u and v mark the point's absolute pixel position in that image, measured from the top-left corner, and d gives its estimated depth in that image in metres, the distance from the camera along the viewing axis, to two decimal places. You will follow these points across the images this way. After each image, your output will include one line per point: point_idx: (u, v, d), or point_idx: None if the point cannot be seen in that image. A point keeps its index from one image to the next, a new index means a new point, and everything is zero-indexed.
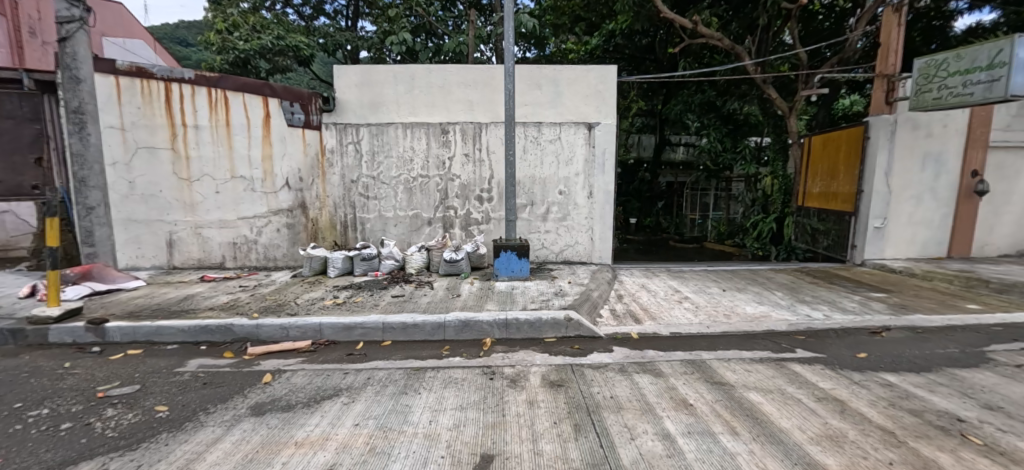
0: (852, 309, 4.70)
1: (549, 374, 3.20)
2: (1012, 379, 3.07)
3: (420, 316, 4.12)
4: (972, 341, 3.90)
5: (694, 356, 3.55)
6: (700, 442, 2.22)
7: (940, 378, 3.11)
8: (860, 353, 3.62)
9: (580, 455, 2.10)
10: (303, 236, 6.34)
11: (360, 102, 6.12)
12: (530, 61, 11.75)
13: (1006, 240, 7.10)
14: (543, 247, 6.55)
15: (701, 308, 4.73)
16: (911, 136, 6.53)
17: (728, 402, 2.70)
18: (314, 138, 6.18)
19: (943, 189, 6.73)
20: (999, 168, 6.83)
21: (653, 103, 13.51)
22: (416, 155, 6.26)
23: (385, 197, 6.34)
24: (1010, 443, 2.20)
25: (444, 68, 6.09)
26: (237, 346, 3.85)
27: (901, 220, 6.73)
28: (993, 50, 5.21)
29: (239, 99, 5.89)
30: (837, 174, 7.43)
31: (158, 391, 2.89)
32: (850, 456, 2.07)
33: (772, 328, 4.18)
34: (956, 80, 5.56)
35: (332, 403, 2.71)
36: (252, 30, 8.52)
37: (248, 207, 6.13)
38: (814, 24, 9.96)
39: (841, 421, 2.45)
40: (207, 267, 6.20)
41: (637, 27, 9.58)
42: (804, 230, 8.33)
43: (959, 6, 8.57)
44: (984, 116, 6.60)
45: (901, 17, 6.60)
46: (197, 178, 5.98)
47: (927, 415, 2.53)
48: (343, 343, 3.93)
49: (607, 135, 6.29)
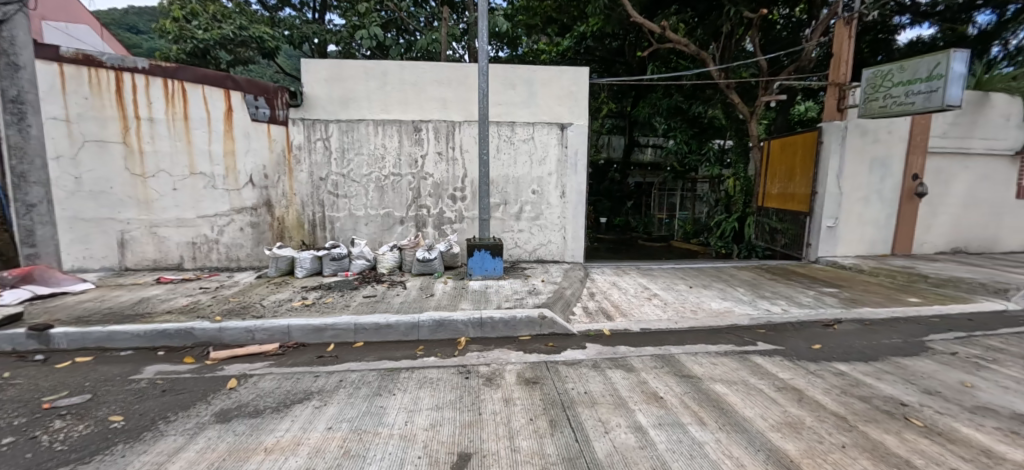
0: (807, 304, 4.99)
1: (524, 371, 3.24)
2: (947, 366, 3.37)
3: (393, 316, 4.06)
4: (914, 332, 4.24)
5: (664, 350, 3.68)
6: (671, 433, 2.32)
7: (886, 366, 3.38)
8: (815, 344, 3.86)
9: (557, 449, 2.16)
10: (268, 236, 6.08)
11: (331, 98, 5.94)
12: (503, 60, 11.86)
13: (942, 238, 7.71)
14: (516, 246, 6.59)
15: (670, 304, 4.90)
16: (861, 141, 7.00)
17: (696, 394, 2.82)
18: (281, 134, 5.93)
19: (888, 191, 7.25)
20: (936, 172, 7.41)
21: (623, 106, 13.93)
22: (388, 153, 6.14)
23: (356, 195, 6.19)
24: (947, 425, 2.43)
25: (418, 65, 6.01)
26: (199, 350, 3.67)
27: (851, 220, 7.22)
28: (933, 62, 5.67)
29: (198, 90, 5.59)
30: (794, 176, 7.85)
31: (113, 400, 2.71)
32: (808, 441, 2.22)
33: (736, 323, 4.38)
34: (900, 90, 6.02)
35: (303, 407, 2.63)
36: (211, 19, 8.11)
37: (209, 205, 5.84)
38: (773, 33, 10.49)
39: (800, 408, 2.61)
40: (163, 268, 5.86)
41: (609, 29, 9.70)
42: (764, 229, 8.75)
43: (901, 21, 9.28)
44: (924, 124, 7.15)
45: (851, 29, 7.07)
46: (153, 174, 5.65)
47: (875, 400, 2.75)
48: (314, 345, 3.83)
49: (580, 135, 6.40)
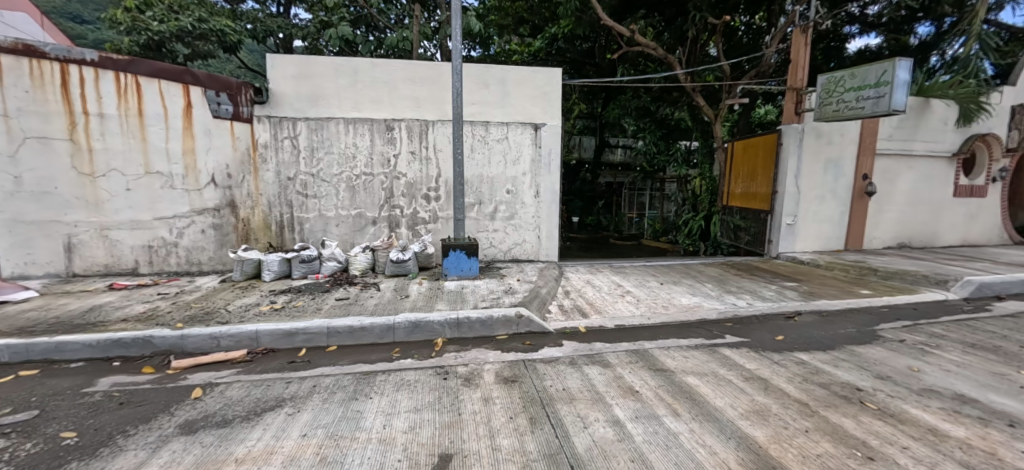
0: (769, 298, 5.25)
1: (502, 370, 3.25)
2: (896, 352, 3.63)
3: (367, 318, 3.98)
4: (866, 321, 4.55)
5: (638, 346, 3.78)
6: (648, 425, 2.39)
7: (842, 354, 3.60)
8: (778, 336, 4.07)
9: (538, 446, 2.18)
10: (232, 238, 5.81)
11: (299, 95, 5.75)
12: (475, 59, 11.82)
13: (889, 234, 8.28)
14: (491, 246, 6.58)
15: (642, 301, 5.04)
16: (817, 143, 7.42)
17: (670, 387, 2.92)
18: (245, 132, 5.68)
19: (841, 190, 7.72)
20: (884, 172, 7.95)
21: (594, 106, 14.18)
22: (359, 152, 6.00)
23: (326, 195, 6.01)
24: (898, 406, 2.62)
25: (389, 63, 5.89)
26: (159, 359, 3.47)
27: (809, 218, 7.64)
28: (880, 70, 6.06)
29: (154, 85, 5.29)
30: (756, 176, 8.23)
31: (63, 415, 2.52)
32: (775, 427, 2.35)
33: (705, 317, 4.55)
34: (852, 95, 6.43)
35: (275, 415, 2.54)
36: (167, 10, 7.67)
37: (167, 206, 5.53)
38: (735, 39, 10.94)
39: (766, 396, 2.75)
40: (116, 274, 5.50)
41: (580, 31, 9.86)
42: (729, 227, 9.12)
43: (851, 30, 9.93)
44: (873, 127, 7.65)
45: (807, 37, 7.48)
46: (103, 174, 5.28)
47: (834, 386, 2.92)
48: (284, 351, 3.69)
49: (553, 135, 6.46)
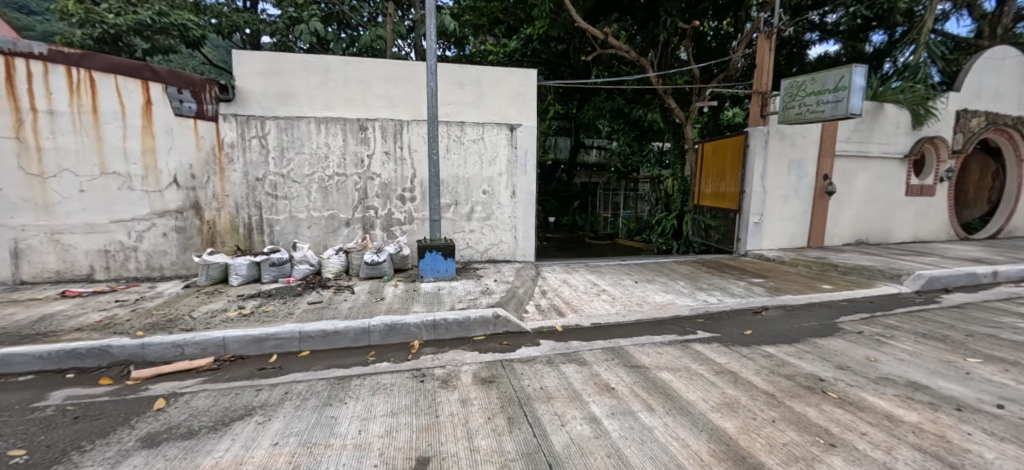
0: (738, 294, 5.45)
1: (480, 371, 3.25)
2: (854, 343, 3.85)
3: (341, 322, 3.90)
4: (827, 314, 4.79)
5: (613, 343, 3.86)
6: (624, 421, 2.44)
7: (806, 346, 3.79)
8: (746, 330, 4.23)
9: (516, 445, 2.20)
10: (197, 241, 5.58)
11: (267, 93, 5.57)
12: (450, 59, 11.73)
13: (847, 231, 8.74)
14: (468, 247, 6.57)
15: (617, 299, 5.14)
16: (780, 145, 7.75)
17: (645, 383, 2.99)
18: (210, 130, 5.45)
19: (803, 190, 8.10)
20: (842, 173, 8.39)
21: (569, 107, 14.32)
22: (332, 152, 5.87)
23: (297, 197, 5.85)
24: (856, 395, 2.78)
25: (362, 62, 5.79)
26: (118, 370, 3.30)
27: (774, 216, 7.98)
28: (838, 76, 6.40)
29: (109, 81, 5.02)
30: (725, 176, 8.53)
31: (10, 432, 2.37)
32: (744, 418, 2.45)
33: (678, 314, 4.69)
34: (813, 99, 6.76)
35: (245, 424, 2.46)
36: (124, 2, 7.27)
37: (125, 208, 5.25)
38: (704, 43, 11.29)
39: (735, 389, 2.87)
40: (69, 280, 5.19)
41: (554, 33, 9.94)
42: (700, 226, 9.41)
43: (812, 37, 10.48)
44: (832, 130, 8.05)
45: (772, 43, 7.80)
46: (54, 174, 4.99)
47: (798, 377, 3.07)
48: (254, 357, 3.57)
49: (528, 136, 6.51)
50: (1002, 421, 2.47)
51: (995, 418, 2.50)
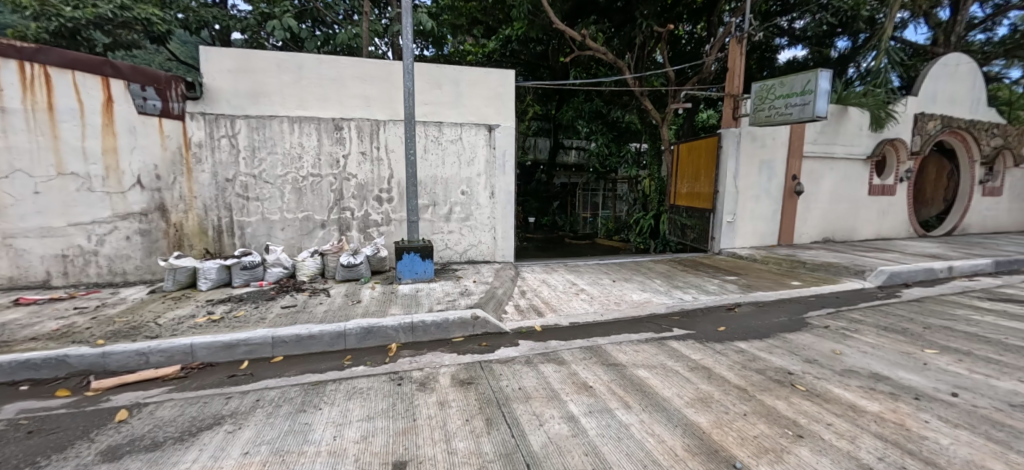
0: (712, 291, 5.60)
1: (458, 373, 3.24)
2: (821, 337, 4.01)
3: (316, 326, 3.82)
4: (796, 310, 4.97)
5: (591, 342, 3.90)
6: (601, 419, 2.48)
7: (776, 341, 3.92)
8: (720, 327, 4.34)
9: (494, 447, 2.21)
10: (163, 245, 5.37)
11: (237, 91, 5.40)
12: (428, 59, 11.61)
13: (815, 229, 9.09)
14: (447, 248, 6.53)
15: (596, 298, 5.20)
16: (752, 147, 8.00)
17: (622, 380, 3.04)
18: (176, 129, 5.25)
19: (774, 190, 8.38)
20: (810, 173, 8.72)
21: (548, 108, 14.39)
22: (306, 152, 5.74)
23: (270, 198, 5.70)
24: (823, 387, 2.89)
25: (337, 60, 5.68)
26: (77, 380, 3.14)
27: (746, 215, 8.23)
28: (805, 80, 6.66)
29: (66, 76, 4.77)
30: (700, 177, 8.74)
31: None
32: (717, 413, 2.52)
33: (654, 312, 4.78)
34: (781, 102, 7.00)
35: (214, 434, 2.38)
36: None
37: (84, 210, 5.00)
38: (679, 47, 11.54)
39: (709, 384, 2.94)
40: (23, 287, 4.91)
41: (533, 34, 9.99)
42: (676, 225, 9.62)
43: (781, 42, 10.79)
44: (800, 132, 8.35)
45: (743, 47, 8.03)
46: (5, 175, 4.72)
47: (768, 371, 3.18)
48: (224, 364, 3.46)
49: (506, 136, 6.52)
50: (956, 408, 2.61)
51: (950, 406, 2.65)
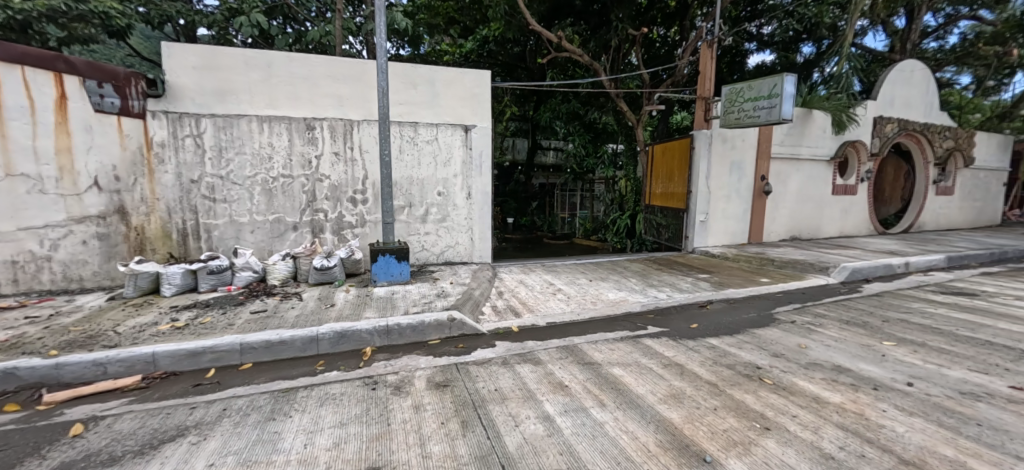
0: (686, 289, 5.74)
1: (434, 376, 3.21)
2: (787, 332, 4.16)
3: (287, 331, 3.72)
4: (764, 306, 5.15)
5: (567, 342, 3.94)
6: (576, 418, 2.50)
7: (745, 337, 4.05)
8: (692, 324, 4.45)
9: (469, 449, 2.20)
10: (124, 249, 5.13)
11: (202, 89, 5.21)
12: (404, 58, 11.46)
13: (783, 227, 9.43)
14: (423, 249, 6.47)
15: (572, 298, 5.26)
16: (722, 148, 8.23)
17: (597, 379, 3.08)
18: (137, 128, 5.04)
19: (744, 190, 8.65)
20: (778, 173, 9.04)
21: (526, 109, 14.43)
22: (276, 153, 5.59)
23: (238, 199, 5.52)
24: (788, 380, 3.01)
25: (308, 58, 5.55)
26: (27, 394, 2.97)
27: (718, 215, 8.46)
28: (772, 83, 6.88)
29: (14, 72, 4.49)
30: (674, 177, 8.94)
31: None
32: (688, 408, 2.59)
33: (629, 310, 4.86)
34: (750, 105, 7.25)
35: (176, 446, 2.29)
36: None
37: (35, 214, 4.71)
38: (653, 50, 11.78)
39: (681, 381, 3.02)
40: None
41: (510, 35, 10.00)
42: (652, 224, 9.82)
43: (750, 47, 11.14)
44: (768, 134, 8.65)
45: (713, 51, 8.26)
46: None
47: (737, 366, 3.28)
48: (189, 373, 3.33)
49: (483, 137, 6.51)
50: (911, 397, 2.76)
51: (905, 395, 2.80)
